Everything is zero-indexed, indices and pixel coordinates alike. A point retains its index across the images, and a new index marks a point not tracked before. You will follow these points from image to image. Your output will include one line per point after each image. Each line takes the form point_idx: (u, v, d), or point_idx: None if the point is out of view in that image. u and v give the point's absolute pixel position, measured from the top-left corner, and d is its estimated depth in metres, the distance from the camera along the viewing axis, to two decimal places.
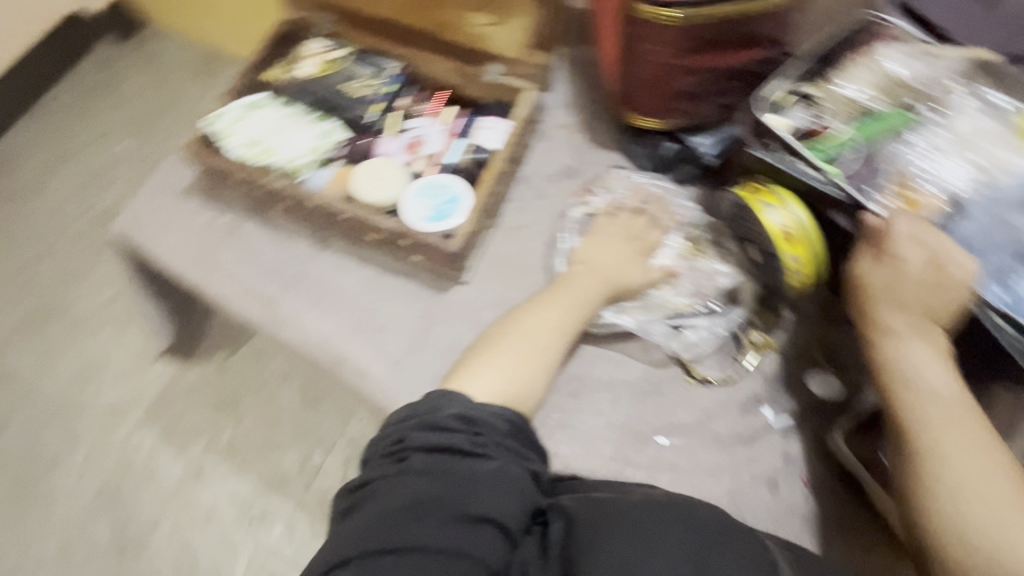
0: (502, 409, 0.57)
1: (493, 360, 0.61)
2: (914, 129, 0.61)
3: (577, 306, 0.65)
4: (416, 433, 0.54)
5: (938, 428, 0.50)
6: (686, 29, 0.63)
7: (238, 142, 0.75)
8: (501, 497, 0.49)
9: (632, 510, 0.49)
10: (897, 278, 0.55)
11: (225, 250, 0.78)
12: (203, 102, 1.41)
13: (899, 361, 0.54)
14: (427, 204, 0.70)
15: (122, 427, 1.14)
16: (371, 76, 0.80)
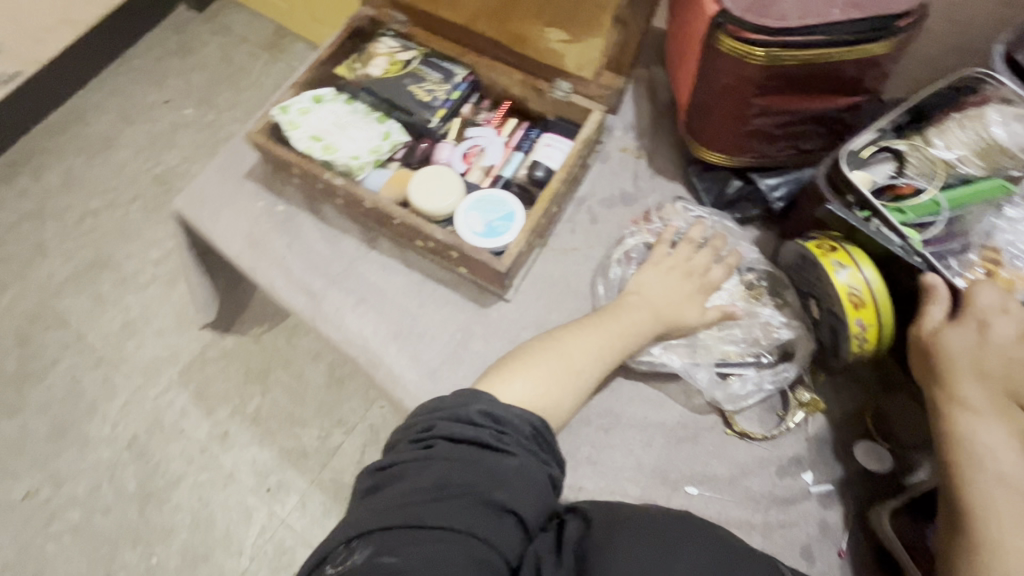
0: (529, 414, 0.55)
1: (527, 372, 0.59)
2: (1015, 202, 0.57)
3: (621, 332, 0.63)
4: (444, 422, 0.53)
5: (1008, 522, 0.45)
6: (775, 70, 0.60)
7: (302, 134, 0.75)
8: (522, 496, 0.48)
9: (655, 519, 0.48)
10: (977, 352, 0.50)
11: (277, 239, 0.80)
12: (269, 79, 1.45)
13: (969, 439, 0.48)
14: (479, 220, 0.70)
15: (158, 383, 1.19)
16: (439, 81, 0.79)
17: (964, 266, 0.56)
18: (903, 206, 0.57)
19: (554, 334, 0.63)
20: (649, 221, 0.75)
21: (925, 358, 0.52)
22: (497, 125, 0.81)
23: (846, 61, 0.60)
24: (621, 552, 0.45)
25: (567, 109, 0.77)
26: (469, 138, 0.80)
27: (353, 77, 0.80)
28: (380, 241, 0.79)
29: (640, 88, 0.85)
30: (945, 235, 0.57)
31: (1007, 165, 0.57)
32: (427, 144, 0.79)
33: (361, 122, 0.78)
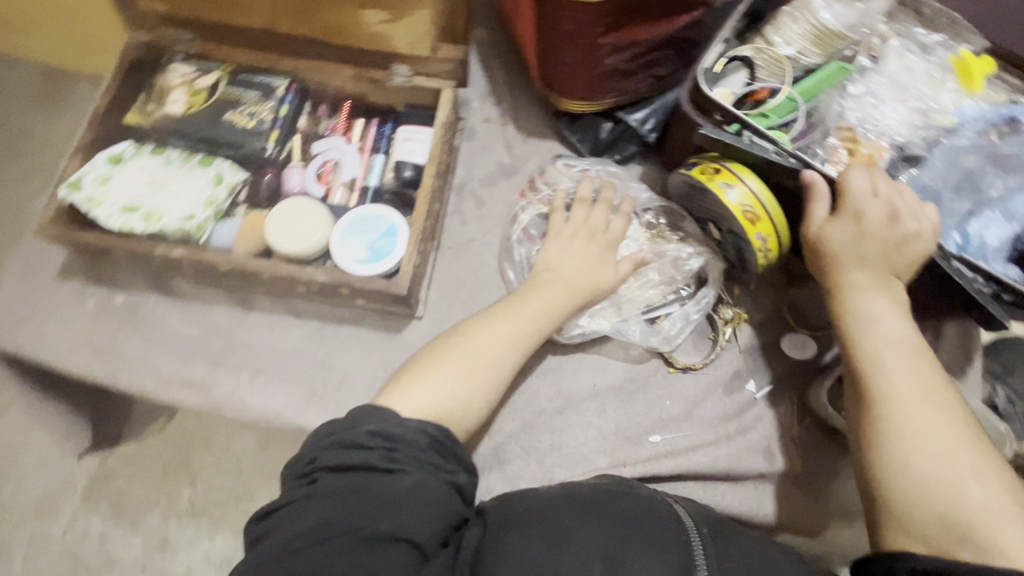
0: (424, 422, 0.50)
1: (435, 374, 0.54)
2: (855, 79, 0.60)
3: (534, 311, 0.60)
4: (327, 451, 0.47)
5: (891, 371, 0.49)
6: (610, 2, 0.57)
7: (110, 209, 0.61)
8: (414, 520, 0.44)
9: (554, 508, 0.48)
10: (853, 238, 0.53)
11: (129, 335, 0.66)
12: (57, 129, 1.18)
13: (853, 311, 0.52)
14: (360, 245, 0.62)
15: (60, 519, 1.01)
16: (258, 100, 0.67)
17: (829, 151, 0.58)
18: (764, 111, 0.58)
19: (463, 327, 0.59)
20: (536, 189, 0.71)
21: (817, 256, 0.55)
22: (343, 131, 0.72)
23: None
24: (513, 557, 0.44)
25: (414, 95, 0.70)
26: (317, 155, 0.70)
27: (150, 122, 0.66)
28: (255, 298, 0.68)
29: (485, 50, 0.79)
30: (805, 127, 0.59)
31: (842, 47, 0.60)
32: (272, 174, 0.69)
33: (182, 172, 0.65)
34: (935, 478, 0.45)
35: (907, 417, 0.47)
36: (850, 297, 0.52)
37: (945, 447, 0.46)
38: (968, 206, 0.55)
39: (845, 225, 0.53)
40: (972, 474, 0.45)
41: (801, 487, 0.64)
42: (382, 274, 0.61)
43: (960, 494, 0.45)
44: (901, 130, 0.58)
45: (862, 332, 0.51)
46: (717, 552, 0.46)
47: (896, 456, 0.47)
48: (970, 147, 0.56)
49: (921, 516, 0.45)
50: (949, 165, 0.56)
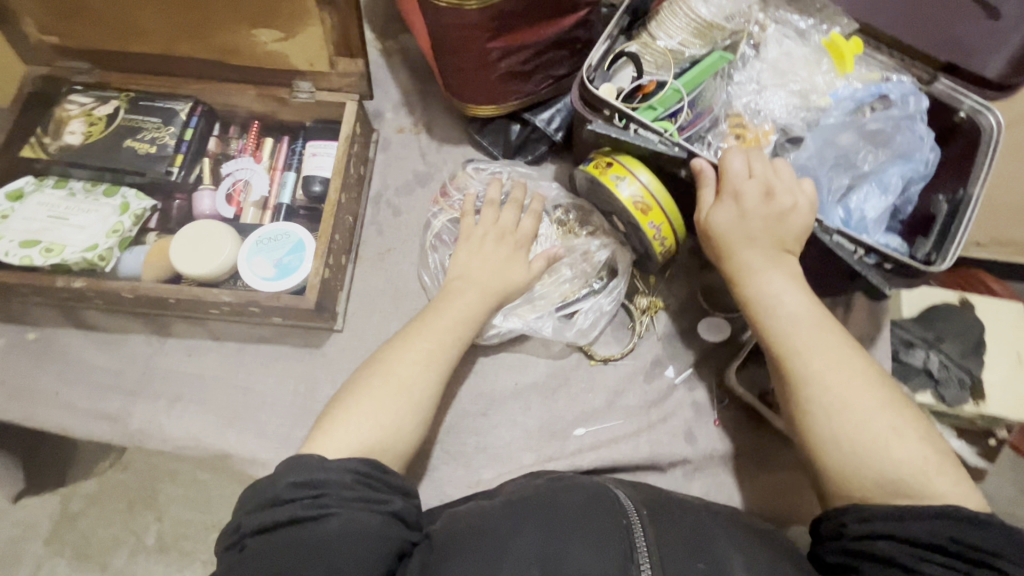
0: (348, 459, 0.46)
1: (351, 414, 0.52)
2: (738, 67, 0.61)
3: (447, 321, 0.59)
4: (249, 514, 0.44)
5: (804, 350, 0.50)
6: (490, 9, 0.59)
7: (10, 244, 0.61)
8: (348, 561, 0.41)
9: (489, 520, 0.47)
10: (747, 219, 0.54)
11: (44, 372, 0.65)
12: None
13: (763, 296, 0.53)
14: (267, 262, 0.62)
15: (23, 566, 0.96)
16: (160, 126, 0.66)
17: (719, 139, 0.60)
18: (652, 103, 0.59)
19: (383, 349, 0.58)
20: (449, 195, 0.71)
21: (709, 240, 0.56)
22: (252, 150, 0.72)
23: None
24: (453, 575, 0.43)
25: (318, 110, 0.70)
26: (227, 176, 0.70)
27: (47, 155, 0.65)
28: (173, 324, 0.67)
29: (394, 62, 0.80)
30: (694, 117, 0.60)
31: (722, 38, 0.61)
32: (182, 199, 0.69)
33: (85, 203, 0.65)
34: (863, 448, 0.46)
35: (827, 393, 0.48)
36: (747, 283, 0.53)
37: (863, 418, 0.47)
38: (846, 181, 0.58)
39: (732, 206, 0.54)
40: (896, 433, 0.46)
41: (731, 468, 0.64)
42: (288, 291, 0.61)
43: (891, 460, 0.45)
44: (783, 114, 0.60)
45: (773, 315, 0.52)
46: (656, 532, 0.46)
47: (826, 432, 0.47)
48: (841, 124, 0.58)
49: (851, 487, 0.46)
50: (825, 143, 0.58)
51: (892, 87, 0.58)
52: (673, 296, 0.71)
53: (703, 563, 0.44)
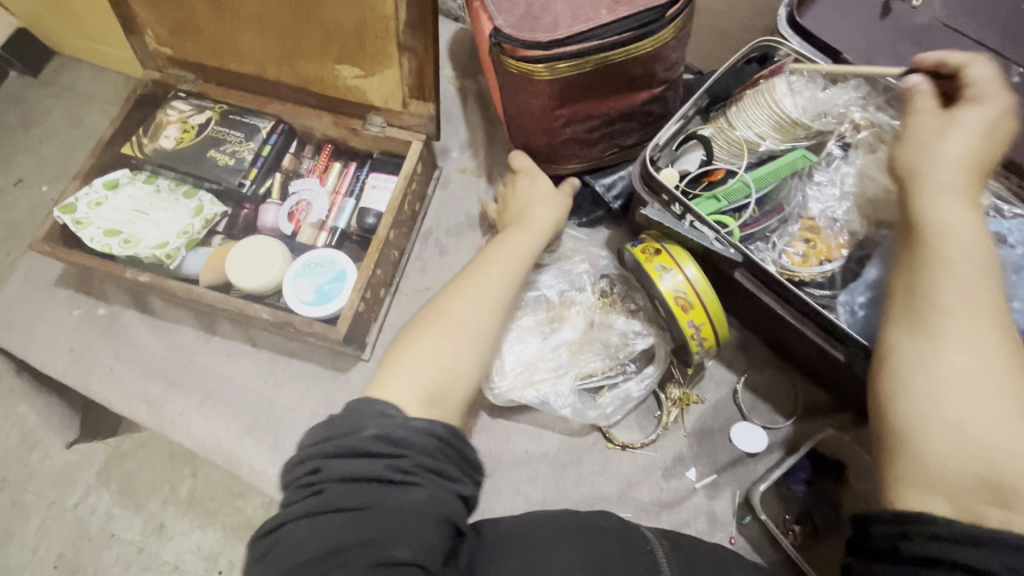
0: (432, 422, 0.42)
1: (417, 357, 0.49)
2: (821, 167, 0.57)
3: (503, 274, 0.57)
4: (333, 457, 0.40)
5: (978, 357, 0.38)
6: (561, 81, 0.57)
7: (96, 232, 0.67)
8: (418, 542, 0.37)
9: (529, 530, 0.45)
10: (940, 192, 0.43)
11: (104, 347, 0.71)
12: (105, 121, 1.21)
13: (942, 293, 0.40)
14: (309, 286, 0.65)
15: None
16: (242, 141, 0.71)
17: (787, 240, 0.56)
18: (716, 194, 0.56)
19: (446, 295, 0.55)
20: None
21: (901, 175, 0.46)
22: (320, 172, 0.75)
23: (629, 59, 0.56)
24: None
25: (387, 144, 0.72)
26: (293, 194, 0.74)
27: (142, 154, 0.71)
28: (219, 324, 0.72)
29: (468, 101, 0.81)
30: (760, 215, 0.56)
31: (806, 135, 0.57)
32: (249, 209, 0.74)
33: (167, 201, 0.71)
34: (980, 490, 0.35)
35: (980, 439, 0.36)
36: (929, 204, 0.43)
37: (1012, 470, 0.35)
38: None
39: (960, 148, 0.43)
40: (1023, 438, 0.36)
41: None
42: (322, 317, 0.64)
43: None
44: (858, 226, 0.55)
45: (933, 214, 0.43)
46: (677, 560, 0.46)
47: (949, 410, 0.37)
48: None
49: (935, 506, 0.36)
50: None
51: (1003, 228, 0.52)
52: (709, 392, 0.66)
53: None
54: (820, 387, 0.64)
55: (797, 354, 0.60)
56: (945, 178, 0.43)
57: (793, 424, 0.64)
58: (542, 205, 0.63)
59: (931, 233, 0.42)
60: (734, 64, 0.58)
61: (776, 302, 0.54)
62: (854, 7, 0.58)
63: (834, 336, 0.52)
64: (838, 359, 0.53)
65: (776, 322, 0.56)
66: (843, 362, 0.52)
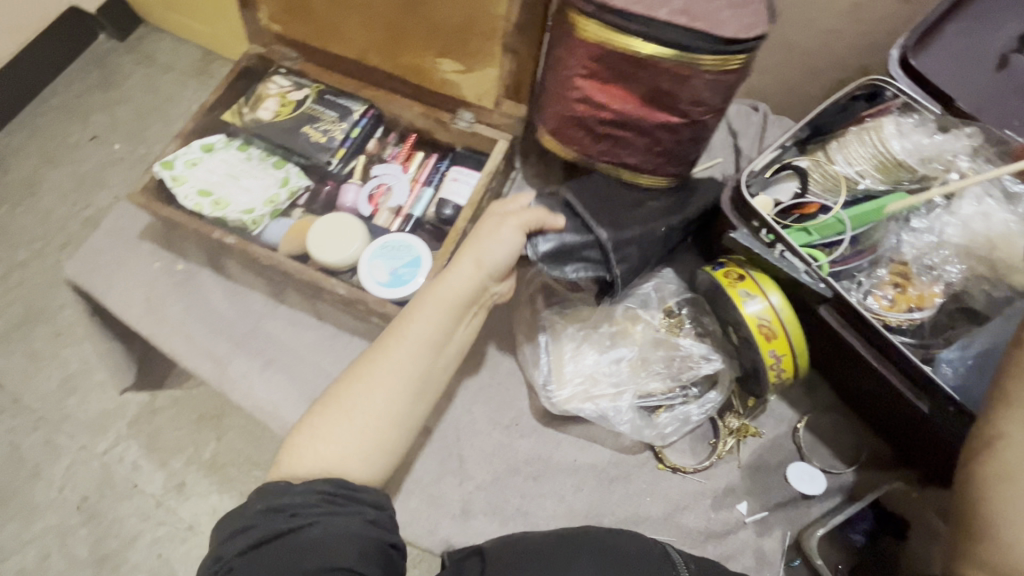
0: (317, 482, 0.47)
1: (316, 443, 0.50)
2: (920, 214, 0.55)
3: (416, 346, 0.54)
4: (231, 540, 0.46)
5: None
6: (607, 52, 0.54)
7: (189, 190, 0.70)
8: (334, 561, 0.42)
9: (542, 551, 0.50)
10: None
11: (178, 301, 0.74)
12: (183, 97, 1.35)
13: None
14: (383, 268, 0.66)
15: (104, 440, 1.14)
16: (335, 120, 0.74)
17: (874, 283, 0.55)
18: (807, 227, 0.55)
19: (372, 355, 0.54)
20: None
21: None
22: (403, 160, 0.77)
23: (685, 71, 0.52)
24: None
25: (472, 139, 0.74)
26: (375, 177, 0.76)
27: (241, 123, 0.74)
28: (288, 294, 0.74)
29: None
30: (851, 254, 0.55)
31: (909, 179, 0.56)
32: (331, 186, 0.76)
33: (257, 170, 0.73)
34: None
35: None
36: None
37: None
38: None
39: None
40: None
41: None
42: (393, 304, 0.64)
43: None
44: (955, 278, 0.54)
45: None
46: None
47: None
48: None
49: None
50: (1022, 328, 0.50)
51: None
52: (769, 427, 0.64)
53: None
54: (882, 437, 0.63)
55: (870, 402, 0.58)
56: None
57: (853, 471, 0.62)
58: (471, 258, 0.57)
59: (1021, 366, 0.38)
60: (840, 100, 0.58)
61: (860, 343, 0.53)
62: (968, 59, 0.58)
63: (919, 387, 0.50)
64: (919, 411, 0.51)
65: (854, 366, 0.55)
66: (925, 416, 0.51)
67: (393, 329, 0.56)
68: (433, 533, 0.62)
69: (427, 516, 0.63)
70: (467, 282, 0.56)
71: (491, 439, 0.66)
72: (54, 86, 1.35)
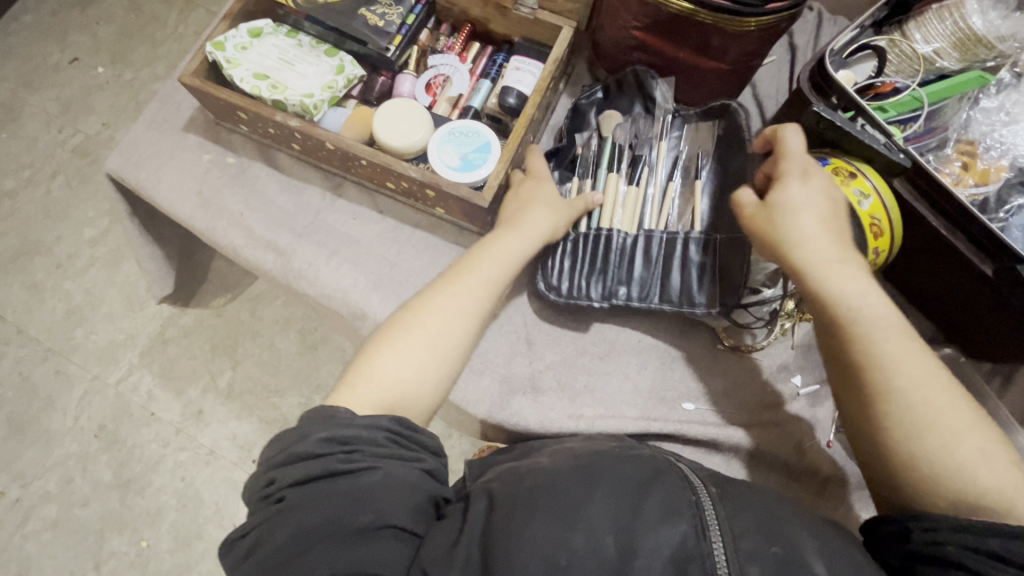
0: (378, 416, 0.47)
1: (381, 370, 0.52)
2: (990, 93, 0.58)
3: (488, 279, 0.57)
4: (288, 467, 0.45)
5: (890, 360, 0.48)
6: (658, 11, 0.61)
7: (243, 73, 0.67)
8: (390, 509, 0.43)
9: (562, 479, 0.47)
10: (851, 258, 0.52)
11: (231, 195, 0.73)
12: (180, 35, 1.47)
13: (862, 325, 0.50)
14: (453, 153, 0.66)
15: (118, 369, 1.28)
16: (391, 4, 0.70)
17: (941, 162, 0.57)
18: (884, 105, 0.57)
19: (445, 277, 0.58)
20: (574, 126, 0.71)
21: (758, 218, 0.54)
22: (459, 51, 0.75)
23: (726, 27, 0.59)
24: (524, 537, 0.43)
25: (532, 28, 0.72)
26: (431, 67, 0.74)
27: (293, 4, 0.70)
28: (345, 188, 0.74)
29: None
30: (924, 131, 0.58)
31: (986, 57, 0.57)
32: (385, 77, 0.74)
33: (309, 55, 0.71)
34: (986, 483, 0.44)
35: (908, 418, 0.47)
36: (808, 253, 0.51)
37: (947, 445, 0.46)
38: None
39: (818, 218, 0.52)
40: (966, 404, 0.47)
41: (824, 487, 0.63)
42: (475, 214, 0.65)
43: (988, 484, 0.44)
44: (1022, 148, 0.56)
45: (762, 251, 0.55)
46: (725, 511, 0.46)
47: (900, 406, 0.47)
48: None
49: (944, 507, 0.45)
50: None
51: None
52: None
53: (777, 547, 0.43)
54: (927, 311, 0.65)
55: (921, 278, 0.60)
56: (814, 231, 0.52)
57: None
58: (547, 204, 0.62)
59: (830, 285, 0.51)
60: None
61: (930, 213, 0.55)
62: None
63: (984, 250, 0.54)
64: (982, 275, 0.54)
65: (916, 237, 0.58)
66: (989, 278, 0.54)
67: (472, 261, 0.59)
68: (504, 408, 0.65)
69: (498, 394, 0.65)
70: (518, 250, 0.59)
71: (557, 324, 0.68)
72: (84, 24, 1.48)
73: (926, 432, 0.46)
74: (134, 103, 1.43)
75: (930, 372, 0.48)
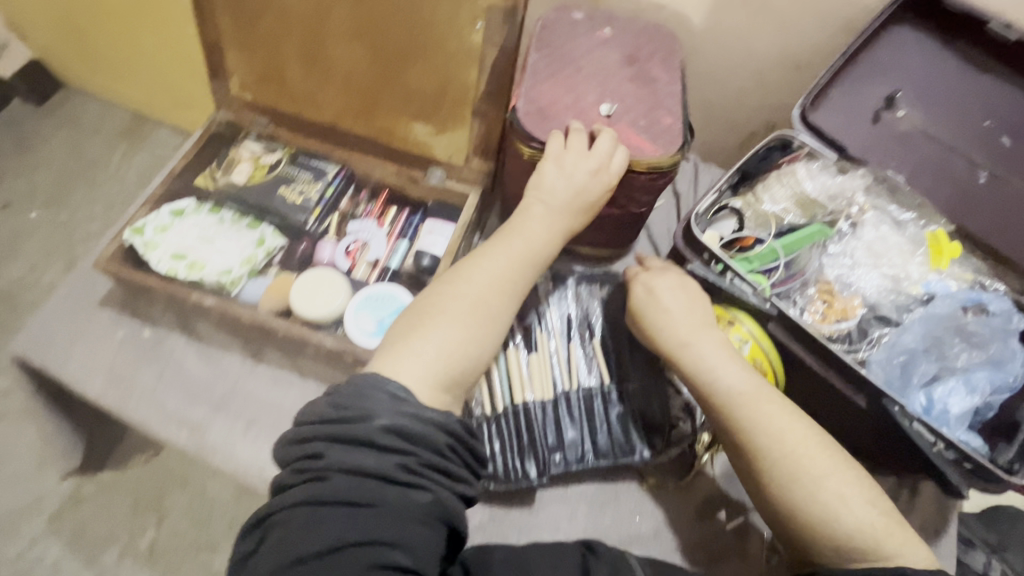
0: (416, 425, 0.46)
1: (414, 347, 0.51)
2: (835, 241, 0.67)
3: (501, 285, 0.57)
4: (302, 482, 0.43)
5: (761, 416, 0.54)
6: None
7: (161, 255, 0.70)
8: (405, 547, 0.41)
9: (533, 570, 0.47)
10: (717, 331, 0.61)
11: (144, 371, 0.71)
12: (120, 179, 1.49)
13: (730, 390, 0.56)
14: (370, 318, 0.69)
15: (17, 541, 1.13)
16: (310, 181, 0.77)
17: (806, 301, 0.64)
18: (748, 257, 0.64)
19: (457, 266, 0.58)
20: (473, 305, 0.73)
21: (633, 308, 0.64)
22: (377, 215, 0.80)
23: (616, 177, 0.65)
24: None
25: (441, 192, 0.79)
26: (350, 234, 0.78)
27: (214, 187, 0.76)
28: (266, 351, 0.73)
29: None
30: (787, 276, 0.65)
31: (823, 214, 0.68)
32: (306, 243, 0.77)
33: (230, 231, 0.74)
34: (861, 537, 0.49)
35: (788, 467, 0.52)
36: (676, 333, 0.60)
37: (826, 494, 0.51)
38: (933, 370, 0.60)
39: (677, 297, 0.62)
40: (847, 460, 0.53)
41: None
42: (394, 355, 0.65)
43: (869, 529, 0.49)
44: (870, 290, 0.64)
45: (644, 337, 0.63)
46: None
47: (780, 455, 0.53)
48: (941, 318, 0.61)
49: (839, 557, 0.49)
50: (930, 334, 0.61)
51: (987, 298, 0.62)
52: None
53: None
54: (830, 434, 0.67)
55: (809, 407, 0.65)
56: (680, 314, 0.61)
57: None
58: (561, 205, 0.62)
59: (697, 357, 0.59)
60: (761, 150, 0.68)
61: (804, 352, 0.61)
62: (851, 116, 0.69)
63: (857, 385, 0.58)
64: (858, 406, 0.59)
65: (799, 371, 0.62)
66: (863, 408, 0.59)
67: (481, 265, 0.58)
68: None
69: None
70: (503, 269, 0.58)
71: None
72: (19, 169, 1.47)
73: (811, 480, 0.51)
74: (66, 246, 1.41)
75: (801, 427, 0.54)
